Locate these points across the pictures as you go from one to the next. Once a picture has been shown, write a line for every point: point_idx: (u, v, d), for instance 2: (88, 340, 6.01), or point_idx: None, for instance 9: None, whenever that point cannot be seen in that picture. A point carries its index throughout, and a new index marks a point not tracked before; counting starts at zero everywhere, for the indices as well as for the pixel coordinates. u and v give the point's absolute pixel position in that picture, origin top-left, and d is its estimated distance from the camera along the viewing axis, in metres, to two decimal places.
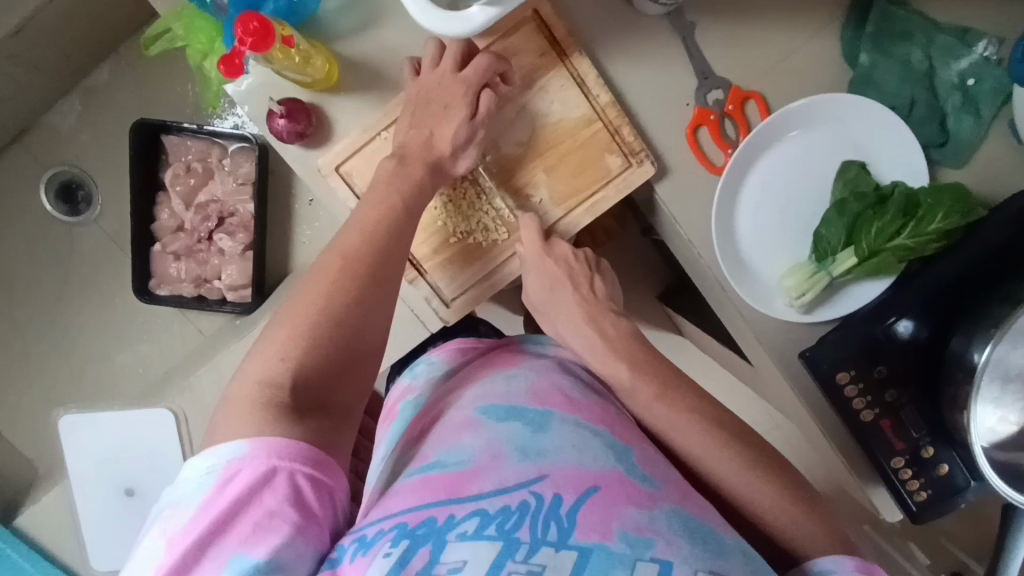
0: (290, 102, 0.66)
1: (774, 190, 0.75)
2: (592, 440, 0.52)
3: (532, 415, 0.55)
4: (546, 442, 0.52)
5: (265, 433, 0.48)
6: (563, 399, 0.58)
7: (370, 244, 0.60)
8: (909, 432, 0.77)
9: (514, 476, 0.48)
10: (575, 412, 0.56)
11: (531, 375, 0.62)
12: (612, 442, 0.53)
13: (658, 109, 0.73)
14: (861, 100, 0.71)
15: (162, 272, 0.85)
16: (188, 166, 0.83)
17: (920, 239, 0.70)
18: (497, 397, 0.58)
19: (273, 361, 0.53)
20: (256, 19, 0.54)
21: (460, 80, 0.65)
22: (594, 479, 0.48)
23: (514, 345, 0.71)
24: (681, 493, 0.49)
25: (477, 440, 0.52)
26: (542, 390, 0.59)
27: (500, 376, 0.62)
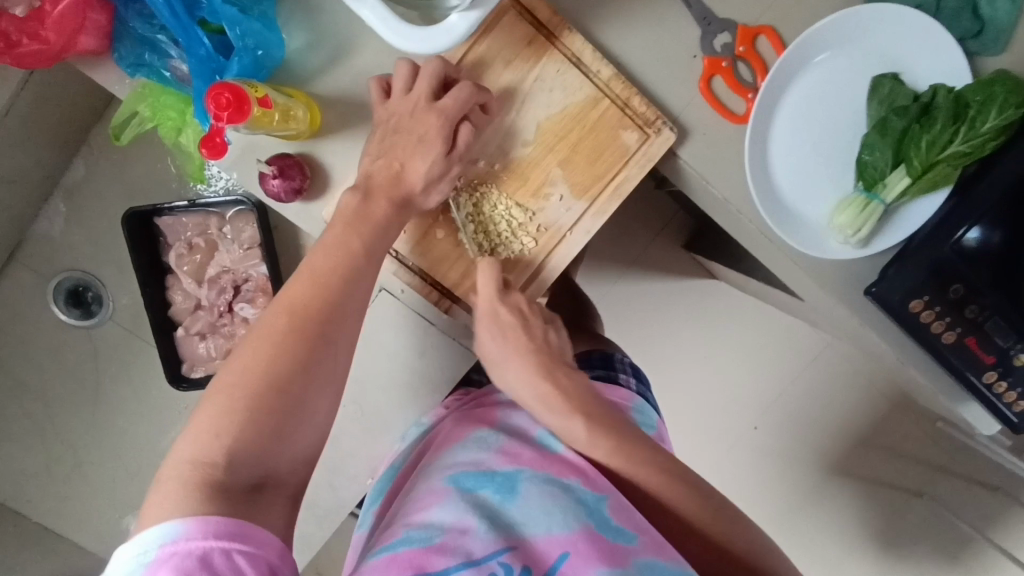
0: (279, 160, 0.62)
1: (803, 126, 0.69)
2: (562, 497, 0.52)
3: (500, 478, 0.55)
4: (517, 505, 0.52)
5: (201, 510, 0.43)
6: (535, 457, 0.57)
7: (318, 295, 0.53)
8: (998, 343, 0.71)
9: (484, 547, 0.49)
10: (547, 468, 0.56)
11: (501, 433, 0.61)
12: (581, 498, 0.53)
13: (663, 70, 0.67)
14: (881, 7, 0.65)
15: (192, 355, 0.82)
16: (189, 243, 0.80)
17: (976, 142, 0.64)
18: (467, 461, 0.57)
19: (205, 436, 0.46)
20: (227, 88, 0.49)
21: (437, 111, 0.60)
22: (563, 543, 0.50)
23: (491, 397, 0.69)
24: (655, 543, 0.51)
25: (445, 513, 0.51)
26: (513, 447, 0.58)
27: (471, 438, 0.61)
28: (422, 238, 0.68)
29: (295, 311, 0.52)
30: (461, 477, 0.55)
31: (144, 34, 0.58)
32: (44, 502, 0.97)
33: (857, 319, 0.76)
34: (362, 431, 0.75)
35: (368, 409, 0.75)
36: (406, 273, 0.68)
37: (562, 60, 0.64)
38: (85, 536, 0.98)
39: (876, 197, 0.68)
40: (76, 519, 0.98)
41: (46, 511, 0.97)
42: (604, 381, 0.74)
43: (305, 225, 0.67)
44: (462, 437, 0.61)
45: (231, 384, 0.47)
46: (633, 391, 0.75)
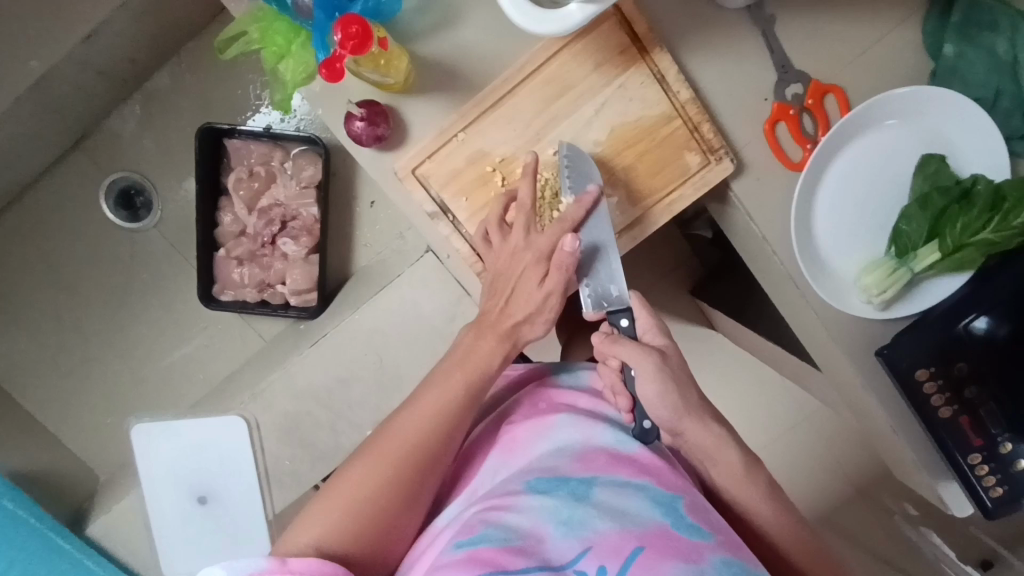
0: (369, 105, 0.65)
1: (851, 186, 0.73)
2: (637, 498, 0.50)
3: (575, 482, 0.52)
4: (591, 505, 0.50)
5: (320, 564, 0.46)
6: (610, 459, 0.55)
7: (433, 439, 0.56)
8: (987, 428, 0.76)
9: (561, 554, 0.47)
10: (618, 470, 0.54)
11: (572, 431, 0.59)
12: (656, 496, 0.51)
13: (735, 105, 0.72)
14: (944, 92, 0.70)
15: (226, 277, 0.84)
16: (250, 170, 0.82)
17: (1005, 234, 0.68)
18: (539, 462, 0.56)
19: (332, 531, 0.51)
20: (356, 23, 0.53)
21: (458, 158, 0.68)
22: (638, 538, 0.47)
23: (550, 380, 0.67)
24: (736, 546, 0.47)
25: (522, 518, 0.49)
26: (586, 452, 0.56)
27: (541, 433, 0.59)
28: (481, 210, 0.70)
29: (427, 431, 0.56)
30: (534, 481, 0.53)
31: None
32: (39, 391, 0.98)
33: (861, 378, 0.79)
34: (374, 381, 0.78)
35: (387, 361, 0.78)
36: (458, 239, 0.70)
37: (646, 74, 0.68)
38: (69, 433, 0.98)
39: (904, 265, 0.72)
40: (65, 415, 0.98)
41: (39, 400, 0.98)
42: None
43: (374, 172, 0.70)
44: (531, 434, 0.60)
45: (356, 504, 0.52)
46: None
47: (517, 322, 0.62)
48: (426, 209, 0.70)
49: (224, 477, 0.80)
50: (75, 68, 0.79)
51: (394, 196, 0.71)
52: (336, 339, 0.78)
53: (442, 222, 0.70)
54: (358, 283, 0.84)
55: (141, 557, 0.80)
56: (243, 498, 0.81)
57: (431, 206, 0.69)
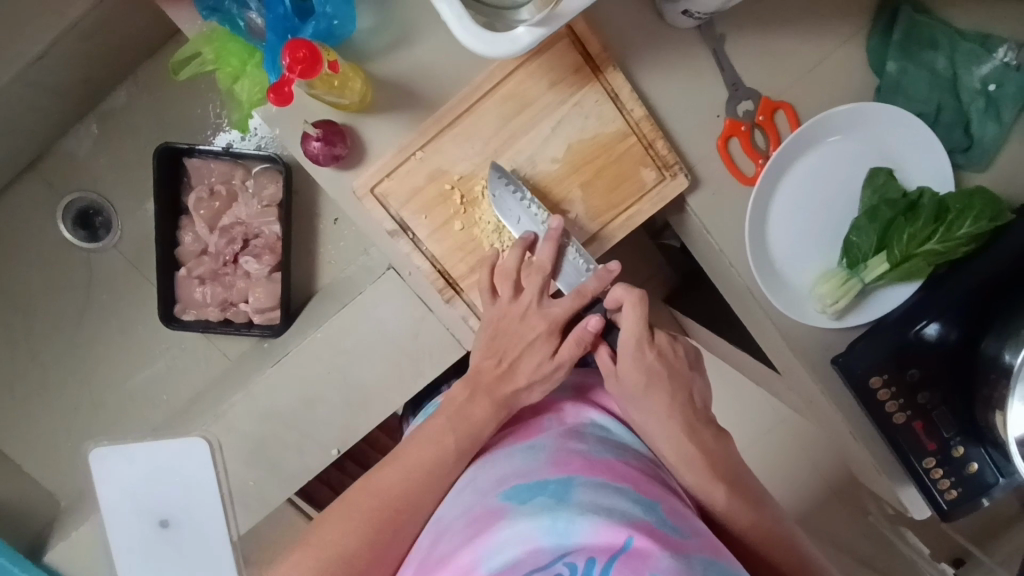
0: (326, 126, 0.66)
1: (803, 199, 0.75)
2: (618, 497, 0.50)
3: (554, 487, 0.52)
4: (573, 502, 0.49)
5: None
6: (586, 463, 0.55)
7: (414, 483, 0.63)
8: (941, 432, 0.77)
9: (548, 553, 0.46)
10: (597, 473, 0.54)
11: (550, 445, 0.59)
12: (636, 497, 0.51)
13: (689, 121, 0.73)
14: (889, 108, 0.73)
15: (188, 297, 0.83)
16: (211, 189, 0.82)
17: (950, 244, 0.70)
18: (518, 471, 0.56)
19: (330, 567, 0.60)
20: (304, 47, 0.53)
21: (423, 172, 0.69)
22: (624, 529, 0.46)
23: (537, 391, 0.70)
24: (713, 547, 0.47)
25: (510, 533, 0.48)
26: (563, 458, 0.56)
27: (521, 450, 0.60)
28: (440, 227, 0.71)
29: (411, 474, 0.63)
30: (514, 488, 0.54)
31: None
32: None
33: (820, 385, 0.81)
34: (340, 399, 0.78)
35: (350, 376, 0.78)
36: (419, 257, 0.71)
37: (600, 92, 0.69)
38: (27, 458, 0.96)
39: (855, 275, 0.74)
40: (23, 440, 0.96)
41: None
42: None
43: (333, 192, 0.70)
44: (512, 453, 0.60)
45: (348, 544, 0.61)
46: None
47: (517, 389, 0.68)
48: (385, 227, 0.70)
49: (187, 505, 0.77)
50: (27, 89, 0.78)
51: (353, 213, 0.71)
52: (298, 356, 0.77)
53: (402, 239, 0.70)
54: (322, 301, 0.83)
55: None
56: (207, 521, 0.77)
57: (391, 223, 0.70)
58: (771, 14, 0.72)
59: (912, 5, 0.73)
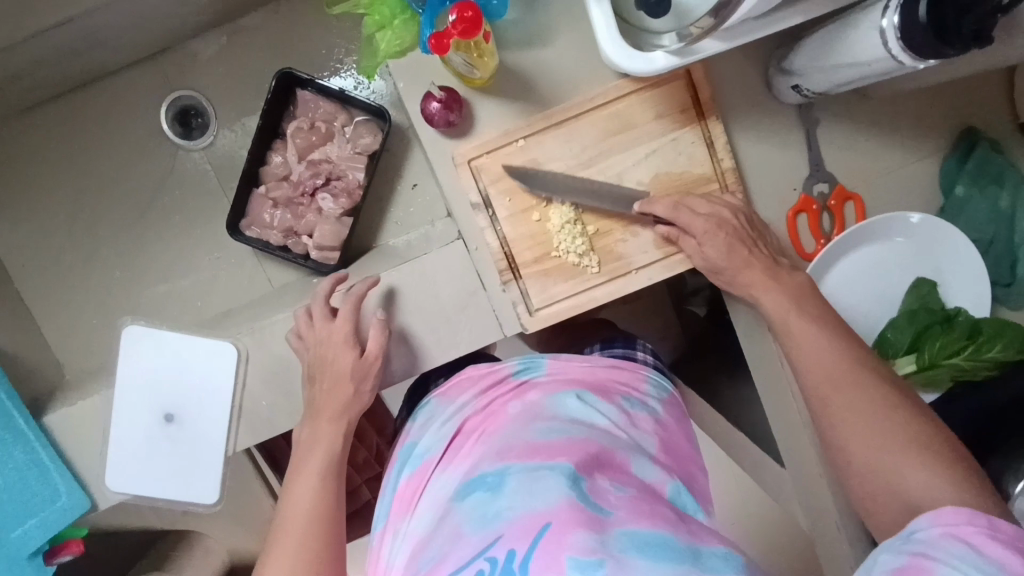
0: (449, 91, 0.71)
1: (852, 287, 0.80)
2: (549, 479, 0.54)
3: (490, 480, 0.57)
4: (504, 499, 0.54)
5: None
6: (527, 449, 0.59)
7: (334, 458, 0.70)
8: None
9: (472, 548, 0.51)
10: (532, 457, 0.57)
11: (500, 435, 0.63)
12: (566, 471, 0.55)
13: (769, 187, 0.78)
14: (948, 228, 0.78)
15: (256, 214, 0.86)
16: (312, 123, 0.86)
17: (975, 363, 0.76)
18: (470, 467, 0.60)
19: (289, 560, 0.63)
20: (471, 9, 0.57)
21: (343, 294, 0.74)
22: (546, 516, 0.50)
23: (507, 376, 0.74)
24: (637, 514, 0.52)
25: (445, 535, 0.54)
26: (506, 448, 0.60)
27: (477, 446, 0.64)
28: (519, 213, 0.75)
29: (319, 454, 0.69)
30: (461, 488, 0.58)
31: None
32: (36, 275, 0.99)
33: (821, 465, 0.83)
34: None
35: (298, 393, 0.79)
36: (491, 234, 0.75)
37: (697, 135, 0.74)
38: (50, 322, 0.98)
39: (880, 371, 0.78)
40: (52, 305, 0.99)
41: (32, 283, 0.98)
42: (625, 357, 0.84)
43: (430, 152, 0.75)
44: (469, 450, 0.64)
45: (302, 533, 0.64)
46: (645, 365, 0.83)
47: (348, 398, 0.71)
48: (470, 198, 0.74)
49: (199, 402, 0.78)
50: None
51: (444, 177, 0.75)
52: None
53: (481, 215, 0.74)
54: (381, 256, 0.86)
55: (90, 462, 0.77)
56: (208, 421, 0.78)
57: (476, 196, 0.74)
58: (868, 113, 0.78)
59: (991, 142, 0.79)
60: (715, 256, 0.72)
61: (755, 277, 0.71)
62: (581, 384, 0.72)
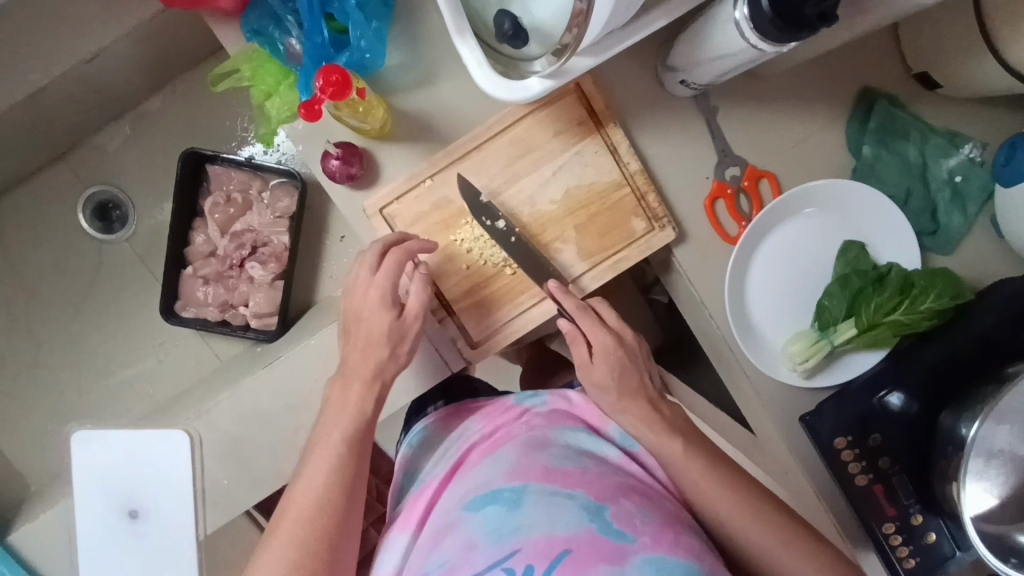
0: (345, 146, 0.71)
1: (782, 262, 0.81)
2: (568, 508, 0.55)
3: (507, 494, 0.57)
4: (521, 517, 0.55)
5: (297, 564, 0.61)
6: (542, 470, 0.60)
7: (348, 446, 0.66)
8: (901, 500, 0.80)
9: (489, 560, 0.52)
10: (550, 481, 0.58)
11: (513, 451, 0.64)
12: (586, 503, 0.56)
13: (681, 180, 0.79)
14: (866, 189, 0.79)
15: (189, 295, 0.87)
16: (228, 196, 0.86)
17: (914, 317, 0.75)
18: (480, 482, 0.61)
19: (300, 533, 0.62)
20: (337, 72, 0.60)
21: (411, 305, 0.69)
22: (565, 542, 0.52)
23: (510, 406, 0.74)
24: (660, 542, 0.52)
25: (457, 541, 0.56)
26: (519, 463, 0.61)
27: (486, 463, 0.64)
28: (440, 251, 0.75)
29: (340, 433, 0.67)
30: (473, 499, 0.59)
31: (275, 11, 0.70)
32: None
33: (789, 443, 0.84)
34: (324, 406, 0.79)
35: (278, 477, 0.79)
36: (417, 277, 0.75)
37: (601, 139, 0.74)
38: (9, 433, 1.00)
39: (823, 339, 0.79)
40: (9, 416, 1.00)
41: None
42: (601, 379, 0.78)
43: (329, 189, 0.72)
44: (479, 463, 0.65)
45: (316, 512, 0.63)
46: None
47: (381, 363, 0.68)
48: None
49: (157, 494, 0.78)
50: (74, 86, 0.85)
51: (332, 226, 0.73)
52: (257, 382, 0.78)
53: None
54: (319, 314, 0.87)
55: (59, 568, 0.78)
56: (175, 503, 0.78)
57: None
58: (761, 92, 0.79)
59: (888, 99, 0.81)
60: (600, 379, 0.70)
61: (634, 409, 0.69)
62: (580, 420, 0.72)
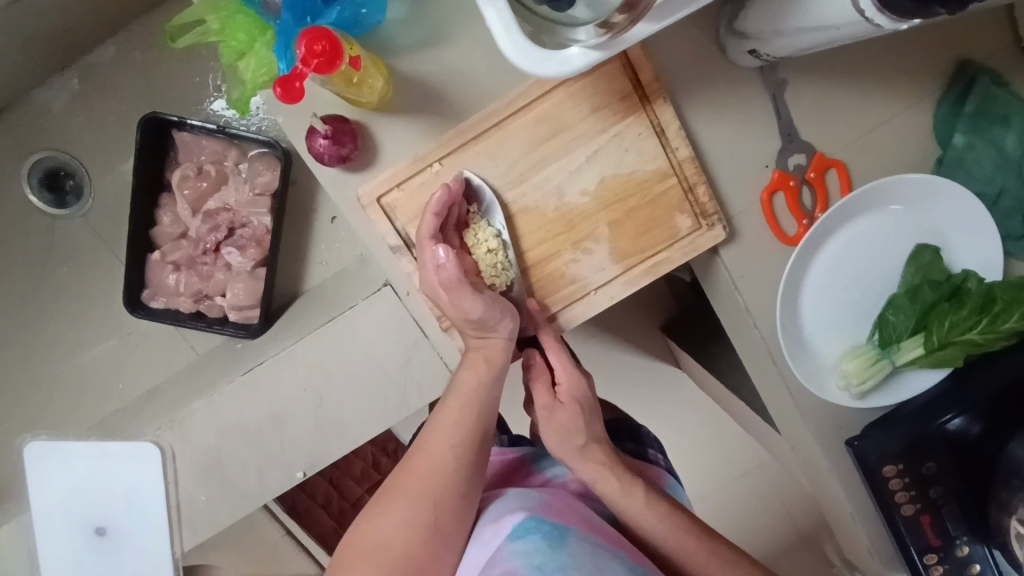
0: (335, 122, 0.58)
1: (846, 268, 0.70)
2: (613, 565, 0.55)
3: (549, 528, 0.57)
4: (568, 555, 0.54)
5: (393, 541, 0.59)
6: (581, 521, 0.61)
7: (469, 416, 0.64)
8: (948, 530, 0.73)
9: None
10: (591, 533, 0.59)
11: (546, 495, 0.64)
12: (630, 567, 0.57)
13: (735, 169, 0.67)
14: (950, 183, 0.67)
15: (159, 283, 0.79)
16: (198, 167, 0.79)
17: (992, 336, 0.66)
18: (517, 513, 0.61)
19: (412, 502, 0.61)
20: (324, 38, 0.47)
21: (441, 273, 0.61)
22: None
23: (527, 464, 0.75)
24: None
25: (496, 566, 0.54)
26: (557, 508, 0.61)
27: (516, 496, 0.64)
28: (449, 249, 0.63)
29: (458, 416, 0.64)
30: (512, 529, 0.58)
31: None
32: None
33: (829, 466, 0.76)
34: (314, 421, 0.72)
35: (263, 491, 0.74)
36: (420, 278, 0.64)
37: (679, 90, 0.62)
38: None
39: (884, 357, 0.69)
40: None
41: None
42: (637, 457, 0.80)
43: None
44: (506, 500, 0.65)
45: (435, 469, 0.62)
46: (664, 470, 0.79)
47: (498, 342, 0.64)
48: (387, 242, 0.62)
49: (110, 518, 0.69)
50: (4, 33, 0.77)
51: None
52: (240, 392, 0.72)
53: (405, 258, 0.63)
54: (305, 309, 0.79)
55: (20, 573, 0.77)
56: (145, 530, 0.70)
57: (394, 238, 0.62)
58: (834, 63, 0.66)
59: (991, 75, 0.67)
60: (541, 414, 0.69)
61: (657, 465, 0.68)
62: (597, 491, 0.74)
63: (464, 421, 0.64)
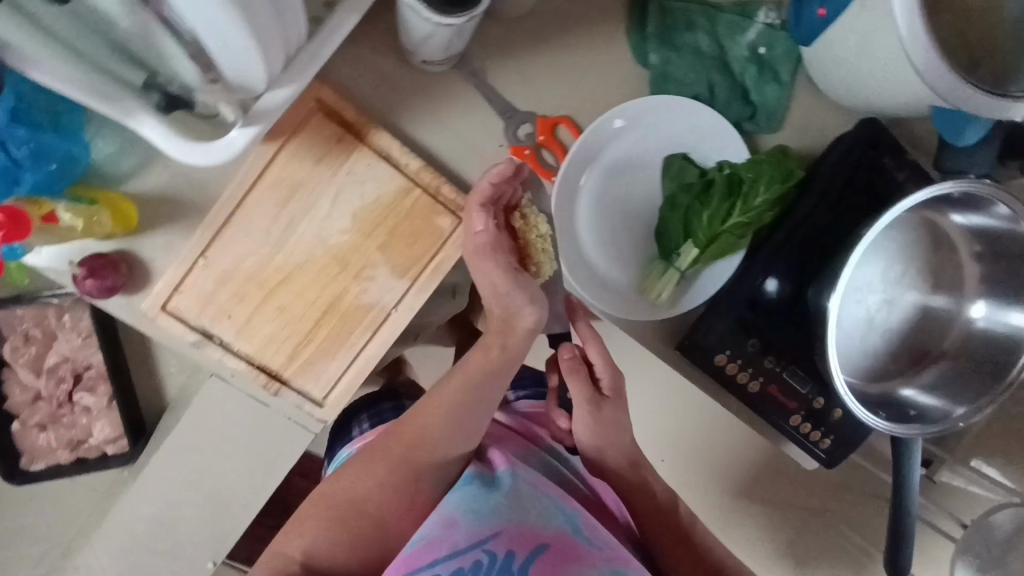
0: (91, 261, 0.65)
1: (609, 202, 0.77)
2: (547, 506, 0.66)
3: (487, 479, 0.68)
4: (501, 504, 0.65)
5: (326, 533, 0.63)
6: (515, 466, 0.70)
7: (465, 392, 0.69)
8: (799, 390, 0.78)
9: (469, 539, 0.61)
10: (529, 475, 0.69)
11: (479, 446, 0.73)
12: (561, 505, 0.67)
13: (473, 158, 0.73)
14: (663, 98, 0.74)
15: (32, 447, 0.95)
16: (24, 336, 0.93)
17: (752, 213, 0.73)
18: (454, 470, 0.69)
19: (352, 484, 0.65)
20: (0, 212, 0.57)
21: (491, 244, 0.69)
22: (543, 538, 0.63)
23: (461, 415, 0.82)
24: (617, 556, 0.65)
25: (437, 517, 0.63)
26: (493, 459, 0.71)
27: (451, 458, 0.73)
28: (246, 324, 0.70)
29: (454, 395, 0.69)
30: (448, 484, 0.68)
31: None
32: None
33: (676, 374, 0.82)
34: (200, 505, 0.85)
35: None
36: (232, 358, 0.70)
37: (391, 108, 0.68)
38: None
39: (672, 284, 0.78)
40: None
41: None
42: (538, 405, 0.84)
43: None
44: None
45: (377, 450, 0.67)
46: None
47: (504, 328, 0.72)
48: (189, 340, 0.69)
49: None
50: None
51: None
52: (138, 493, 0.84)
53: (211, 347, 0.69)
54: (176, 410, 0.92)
55: None
56: None
57: (192, 334, 0.69)
58: (520, 35, 0.72)
59: None
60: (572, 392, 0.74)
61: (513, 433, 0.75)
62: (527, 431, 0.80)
63: (463, 398, 0.69)
